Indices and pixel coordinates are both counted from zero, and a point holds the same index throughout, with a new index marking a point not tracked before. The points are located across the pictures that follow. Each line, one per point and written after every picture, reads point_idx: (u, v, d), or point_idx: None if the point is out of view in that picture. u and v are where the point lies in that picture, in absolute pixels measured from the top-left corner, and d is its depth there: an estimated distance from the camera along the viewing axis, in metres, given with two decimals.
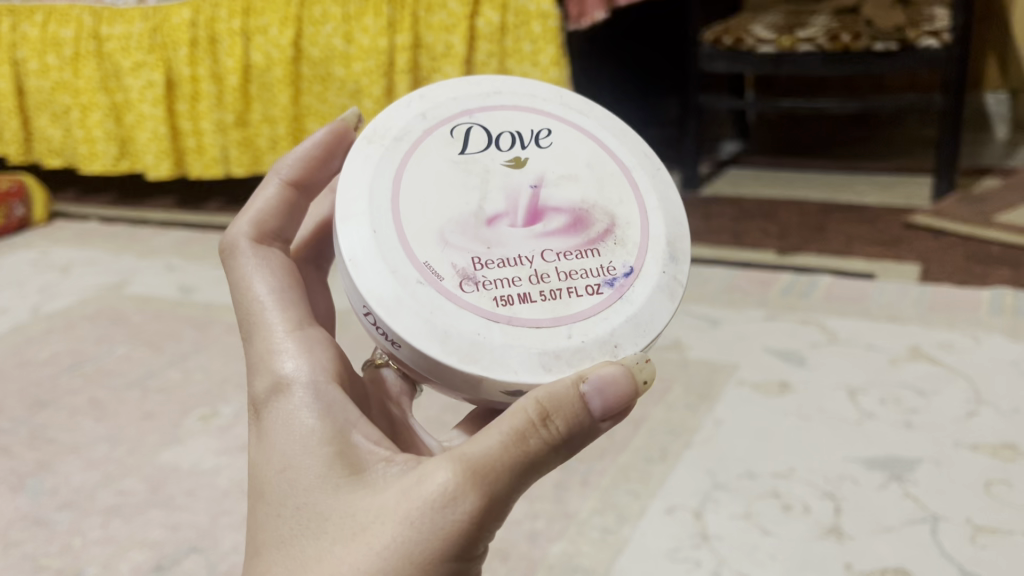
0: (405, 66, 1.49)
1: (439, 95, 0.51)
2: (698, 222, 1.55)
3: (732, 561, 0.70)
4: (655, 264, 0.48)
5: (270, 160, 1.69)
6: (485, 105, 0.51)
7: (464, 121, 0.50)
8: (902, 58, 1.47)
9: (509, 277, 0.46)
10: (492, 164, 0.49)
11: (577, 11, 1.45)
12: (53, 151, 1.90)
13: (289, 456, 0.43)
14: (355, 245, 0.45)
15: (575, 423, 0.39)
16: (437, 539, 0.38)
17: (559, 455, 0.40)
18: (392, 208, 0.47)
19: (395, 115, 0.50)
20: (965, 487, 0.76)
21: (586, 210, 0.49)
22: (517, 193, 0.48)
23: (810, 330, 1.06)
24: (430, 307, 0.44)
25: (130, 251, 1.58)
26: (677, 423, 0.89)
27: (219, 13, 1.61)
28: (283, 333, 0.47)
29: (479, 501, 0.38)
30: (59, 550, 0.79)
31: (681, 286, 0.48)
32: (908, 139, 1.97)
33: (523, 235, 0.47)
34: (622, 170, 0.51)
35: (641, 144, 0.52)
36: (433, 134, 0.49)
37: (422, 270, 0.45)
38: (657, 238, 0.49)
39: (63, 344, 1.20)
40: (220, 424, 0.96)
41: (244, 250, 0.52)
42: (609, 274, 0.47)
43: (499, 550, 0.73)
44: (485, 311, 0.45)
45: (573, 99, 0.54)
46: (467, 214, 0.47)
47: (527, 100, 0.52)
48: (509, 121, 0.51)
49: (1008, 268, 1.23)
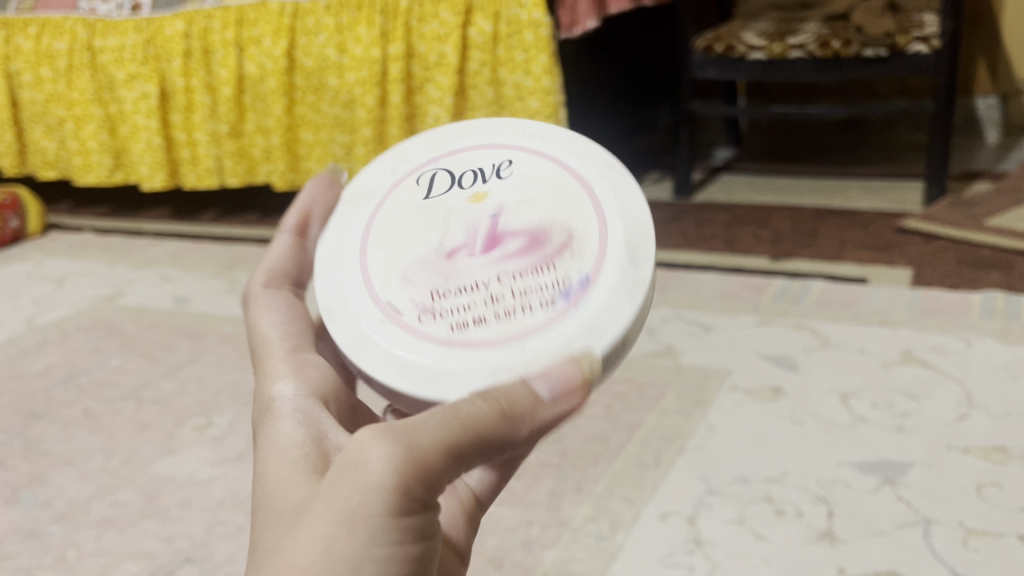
0: (398, 76, 1.50)
1: (410, 150, 0.55)
2: (691, 229, 1.55)
3: (725, 567, 0.70)
4: (614, 268, 0.47)
5: (265, 171, 1.70)
6: (451, 149, 0.54)
7: (429, 169, 0.53)
8: (890, 64, 1.48)
9: (465, 303, 0.47)
10: (454, 202, 0.50)
11: (569, 20, 1.46)
12: (47, 163, 1.91)
13: (264, 458, 0.42)
14: (328, 296, 0.49)
15: (511, 404, 0.39)
16: (360, 497, 0.35)
17: (504, 434, 0.38)
18: (360, 257, 0.50)
19: (369, 177, 0.54)
20: (956, 490, 0.76)
21: (544, 228, 0.48)
22: (477, 225, 0.49)
23: (803, 335, 1.07)
24: (391, 344, 0.47)
25: (124, 263, 1.58)
26: (670, 429, 0.89)
27: (212, 24, 1.61)
28: (277, 356, 0.48)
29: (401, 453, 0.35)
30: (53, 562, 0.78)
31: (643, 285, 0.47)
32: (900, 144, 1.98)
33: (479, 261, 0.48)
34: (580, 183, 0.50)
35: (601, 154, 0.52)
36: (400, 185, 0.53)
37: (384, 308, 0.48)
38: (613, 243, 0.48)
39: (57, 356, 1.20)
40: (215, 434, 0.96)
41: (254, 295, 0.53)
42: (565, 285, 0.47)
43: (493, 559, 0.73)
44: (442, 339, 0.46)
45: (537, 126, 0.55)
46: (428, 251, 0.49)
47: (490, 138, 0.54)
48: (470, 159, 0.53)
49: (999, 271, 1.24)
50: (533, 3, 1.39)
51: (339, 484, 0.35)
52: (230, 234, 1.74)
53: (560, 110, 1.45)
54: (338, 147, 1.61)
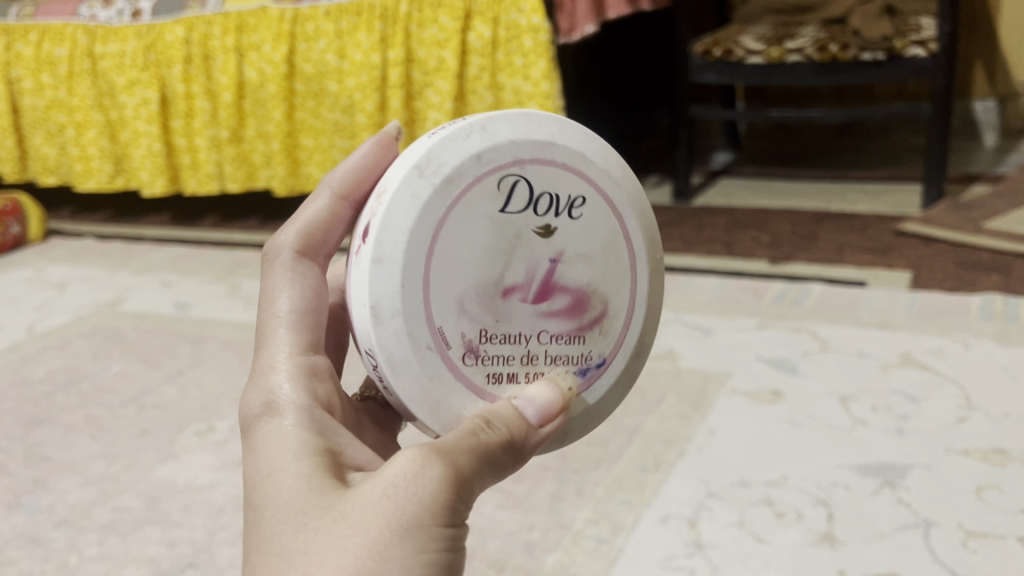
0: (397, 81, 1.50)
1: (499, 130, 0.47)
2: (690, 233, 1.56)
3: (725, 569, 0.70)
4: (623, 359, 0.51)
5: (265, 176, 1.70)
6: (538, 156, 0.48)
7: (513, 173, 0.47)
8: (888, 68, 1.49)
9: (506, 355, 0.48)
10: (524, 230, 0.47)
11: (568, 25, 1.47)
12: (47, 169, 1.91)
13: (275, 461, 0.42)
14: (381, 295, 0.45)
15: (515, 428, 0.44)
16: (411, 507, 0.38)
17: (512, 458, 0.43)
18: (424, 264, 0.45)
19: (448, 150, 0.46)
20: (955, 492, 0.76)
21: (588, 294, 0.49)
22: (537, 266, 0.47)
23: (801, 338, 1.07)
24: (430, 377, 0.46)
25: (125, 268, 1.58)
26: (670, 433, 0.89)
27: (212, 30, 1.62)
28: (289, 354, 0.48)
29: (446, 471, 0.39)
30: (55, 568, 0.79)
31: (634, 378, 0.52)
32: (899, 147, 1.99)
33: (529, 313, 0.47)
34: (631, 259, 0.50)
35: (655, 230, 0.51)
36: (481, 183, 0.46)
37: (435, 336, 0.46)
38: (634, 333, 0.51)
39: (59, 361, 1.20)
40: (216, 440, 0.97)
41: (284, 262, 0.52)
42: (585, 363, 0.49)
43: (494, 562, 0.73)
44: (476, 387, 0.47)
45: (617, 161, 0.50)
46: (486, 283, 0.46)
47: (576, 158, 0.49)
48: (551, 179, 0.48)
49: (997, 274, 1.24)
50: (532, 9, 1.40)
51: (385, 496, 0.38)
52: (231, 239, 1.75)
53: (559, 114, 1.45)
54: (338, 152, 1.61)
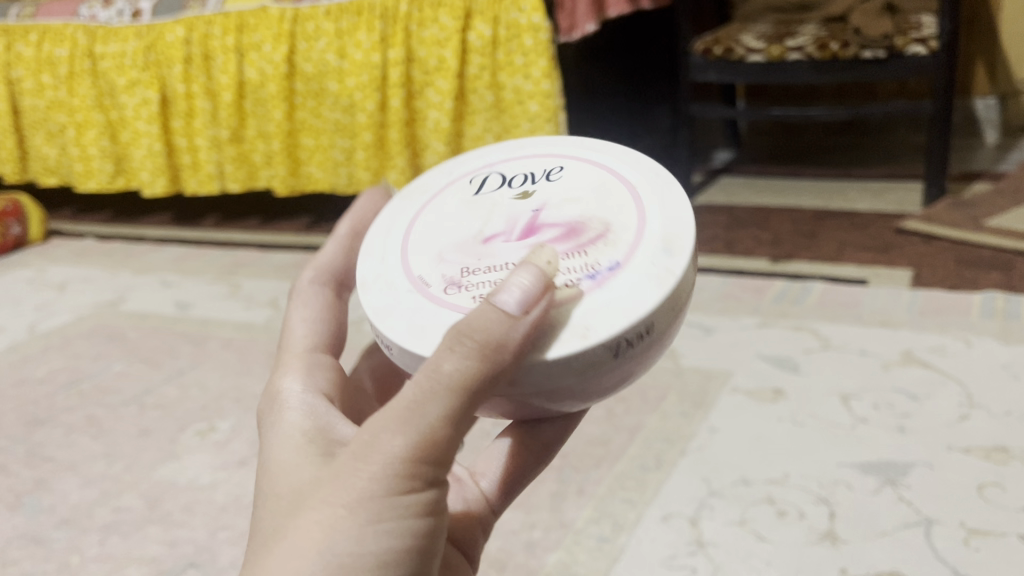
0: (398, 81, 1.50)
1: (471, 158, 0.55)
2: (691, 232, 1.56)
3: (728, 568, 0.70)
4: (644, 257, 0.44)
5: (265, 175, 1.70)
6: (507, 157, 0.53)
7: (484, 172, 0.53)
8: (889, 66, 1.49)
9: (492, 277, 0.44)
10: (500, 200, 0.50)
11: (568, 24, 1.47)
12: (48, 169, 1.91)
13: (268, 449, 0.42)
14: (365, 269, 0.48)
15: (490, 337, 0.37)
16: (366, 484, 0.36)
17: (492, 374, 0.37)
18: (404, 242, 0.49)
19: (427, 180, 0.54)
20: (958, 490, 0.76)
21: (582, 221, 0.47)
22: (517, 217, 0.48)
23: (803, 336, 1.07)
24: (415, 313, 0.44)
25: (125, 269, 1.58)
26: (672, 431, 0.89)
27: (212, 30, 1.62)
28: (296, 355, 0.49)
29: (404, 438, 0.36)
30: (56, 568, 0.79)
31: (673, 276, 0.43)
32: (900, 145, 1.99)
33: (514, 246, 0.46)
34: (626, 187, 0.49)
35: (655, 166, 0.50)
36: (455, 185, 0.52)
37: (414, 282, 0.46)
38: (651, 236, 0.45)
39: (60, 361, 1.20)
40: (217, 439, 0.97)
41: (300, 287, 0.53)
42: (592, 269, 0.44)
43: (496, 562, 0.73)
44: (463, 308, 0.43)
45: (595, 143, 0.54)
46: (466, 238, 0.48)
47: (548, 147, 0.53)
48: (524, 166, 0.52)
49: (999, 272, 1.24)
50: (532, 8, 1.40)
51: (342, 478, 0.37)
52: (231, 239, 1.75)
53: (559, 114, 1.45)
54: (338, 151, 1.61)
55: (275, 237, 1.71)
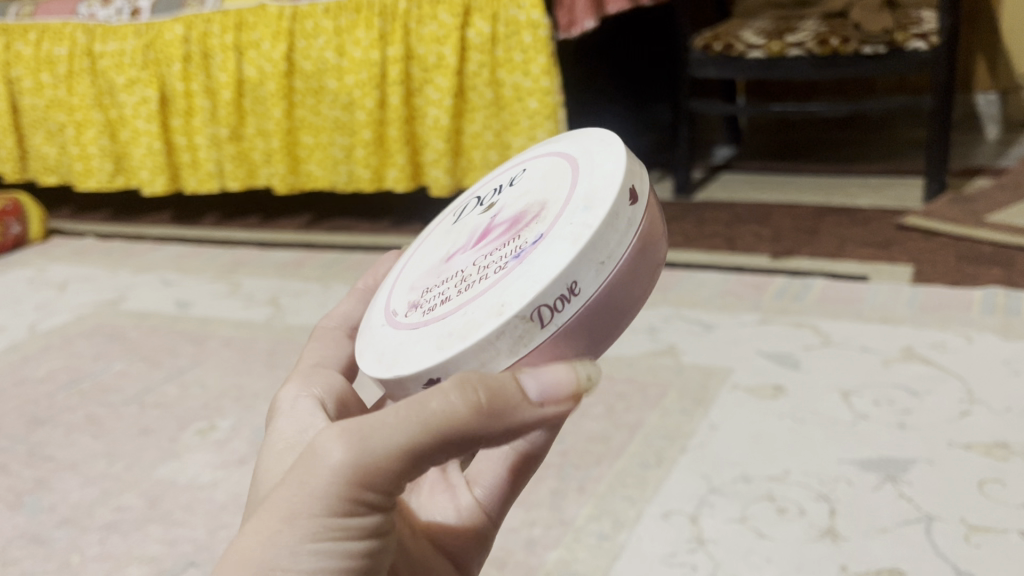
0: (397, 78, 1.50)
1: (464, 195, 0.59)
2: (692, 229, 1.56)
3: (728, 565, 0.70)
4: (566, 220, 0.45)
5: (265, 174, 1.70)
6: (487, 183, 0.57)
7: (467, 204, 0.57)
8: (889, 61, 1.48)
9: (442, 289, 0.48)
10: (468, 221, 0.53)
11: (567, 20, 1.46)
12: (47, 168, 1.91)
13: (265, 467, 0.44)
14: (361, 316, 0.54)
15: (496, 399, 0.37)
16: (308, 496, 0.35)
17: (482, 434, 0.37)
18: (391, 280, 0.54)
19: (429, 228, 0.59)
20: (958, 486, 0.76)
21: (522, 211, 0.49)
22: (476, 230, 0.51)
23: (803, 333, 1.07)
24: (381, 335, 0.48)
25: (126, 268, 1.58)
26: (672, 428, 0.89)
27: (211, 28, 1.62)
28: (295, 377, 0.50)
29: (354, 458, 0.35)
30: (57, 567, 0.79)
31: (589, 229, 0.43)
32: (900, 141, 1.98)
33: (467, 256, 0.49)
34: (567, 164, 0.50)
35: (597, 135, 0.51)
36: (442, 223, 0.57)
37: (387, 312, 0.51)
38: (575, 200, 0.46)
39: (60, 361, 1.20)
40: (217, 438, 0.97)
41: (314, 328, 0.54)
42: (519, 249, 0.45)
43: (496, 559, 0.73)
44: (415, 321, 0.47)
45: (559, 136, 0.56)
46: (435, 262, 0.52)
47: (519, 160, 0.57)
48: (496, 185, 0.56)
49: (1000, 267, 1.23)
50: (531, 4, 1.39)
51: (296, 482, 0.36)
52: (231, 237, 1.75)
53: (559, 111, 1.44)
54: (338, 149, 1.61)
55: (275, 235, 1.71)
